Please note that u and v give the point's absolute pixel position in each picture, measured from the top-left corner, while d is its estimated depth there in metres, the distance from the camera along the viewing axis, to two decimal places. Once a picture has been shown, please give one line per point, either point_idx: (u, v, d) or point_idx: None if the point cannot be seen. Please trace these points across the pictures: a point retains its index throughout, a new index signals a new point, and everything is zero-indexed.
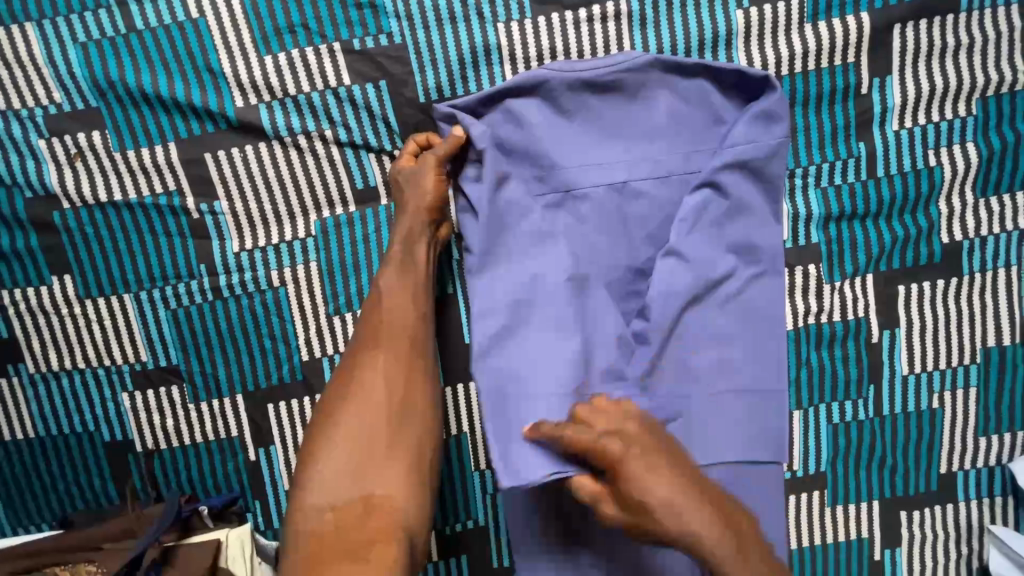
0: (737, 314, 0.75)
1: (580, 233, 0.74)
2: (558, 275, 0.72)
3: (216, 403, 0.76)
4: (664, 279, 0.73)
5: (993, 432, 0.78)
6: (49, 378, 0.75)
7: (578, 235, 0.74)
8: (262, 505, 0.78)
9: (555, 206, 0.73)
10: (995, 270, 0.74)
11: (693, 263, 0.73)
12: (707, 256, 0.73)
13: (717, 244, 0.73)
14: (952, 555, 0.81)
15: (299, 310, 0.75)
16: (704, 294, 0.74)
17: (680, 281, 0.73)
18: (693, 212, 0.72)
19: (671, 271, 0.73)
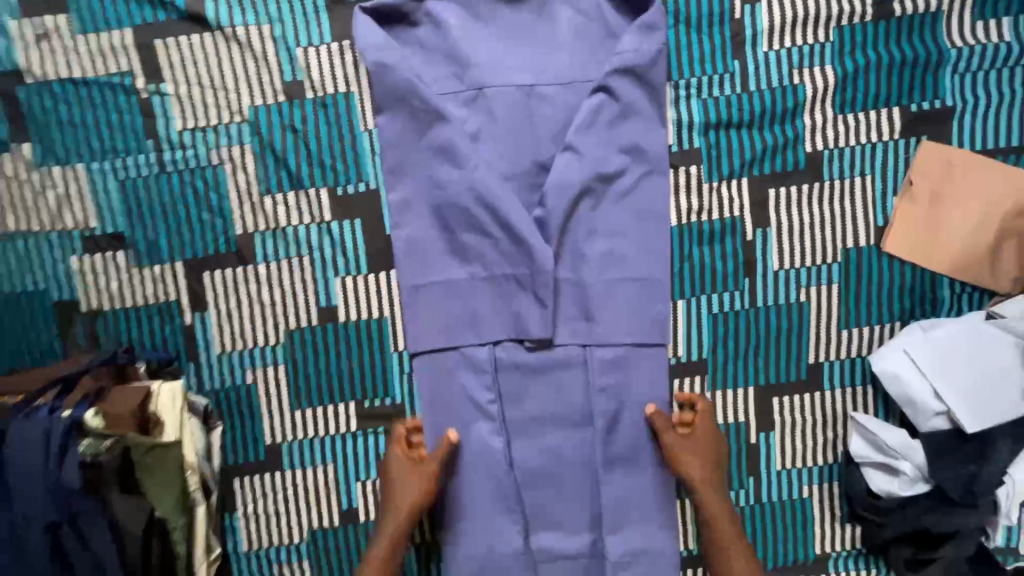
0: (628, 208, 0.85)
1: (490, 129, 0.83)
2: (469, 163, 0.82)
3: (158, 268, 0.84)
4: (561, 171, 0.82)
5: (855, 326, 0.88)
6: (5, 239, 0.83)
7: (488, 131, 0.83)
8: (196, 367, 0.86)
9: (467, 104, 0.83)
10: (852, 178, 0.85)
11: (587, 158, 0.82)
12: (602, 153, 0.83)
13: (611, 144, 0.83)
14: (819, 439, 0.91)
15: (235, 187, 0.83)
16: (598, 188, 0.84)
17: (575, 173, 0.82)
18: (589, 113, 0.82)
19: (568, 164, 0.82)
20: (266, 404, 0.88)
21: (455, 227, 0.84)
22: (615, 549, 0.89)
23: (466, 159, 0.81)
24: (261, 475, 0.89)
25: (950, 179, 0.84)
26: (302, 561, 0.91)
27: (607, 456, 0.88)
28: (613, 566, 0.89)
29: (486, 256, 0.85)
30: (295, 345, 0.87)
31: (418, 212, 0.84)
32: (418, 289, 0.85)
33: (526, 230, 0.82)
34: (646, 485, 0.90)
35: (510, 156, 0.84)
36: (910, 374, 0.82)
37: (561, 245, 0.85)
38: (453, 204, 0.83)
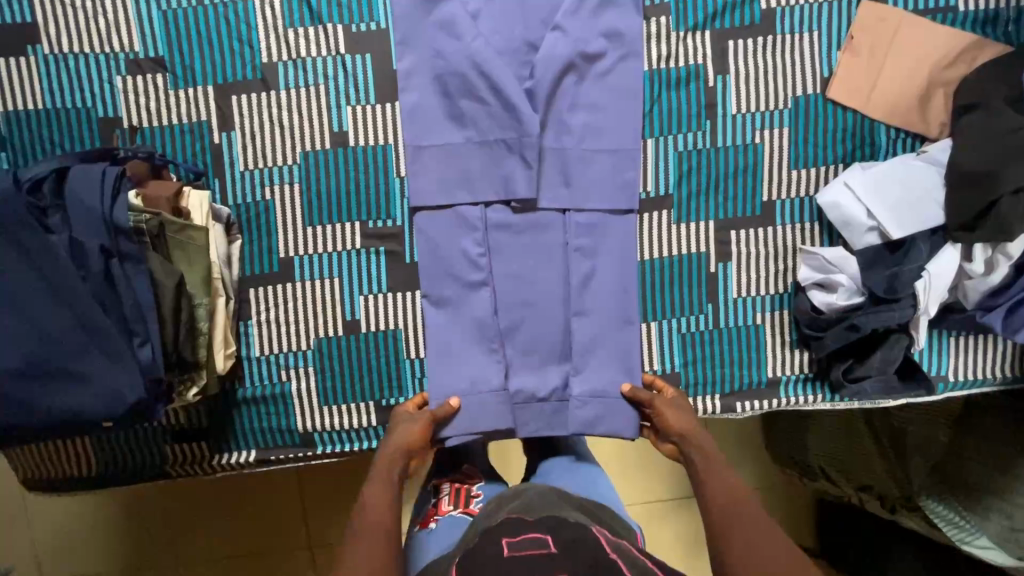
0: (606, 87, 0.98)
1: (487, 9, 0.96)
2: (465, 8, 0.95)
3: (192, 90, 0.96)
4: (549, 49, 0.96)
5: (804, 167, 1.00)
6: (58, 59, 0.94)
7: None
8: (221, 183, 0.97)
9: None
10: (801, 33, 0.98)
11: (572, 38, 0.96)
12: (584, 35, 0.96)
13: (593, 29, 0.96)
14: (772, 270, 1.02)
15: (262, 20, 0.95)
16: (581, 42, 0.96)
17: (560, 49, 0.96)
18: None
19: (556, 43, 0.96)
20: (280, 220, 0.99)
21: (454, 94, 0.96)
22: (579, 388, 1.01)
23: (464, 32, 0.94)
24: (274, 285, 1.00)
25: (886, 34, 0.97)
26: (308, 367, 1.02)
27: (578, 308, 1.01)
28: (576, 402, 1.01)
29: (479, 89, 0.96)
30: (309, 165, 0.98)
31: (422, 79, 0.96)
32: (420, 149, 0.97)
33: (516, 97, 0.95)
34: (615, 327, 1.01)
35: (504, 11, 0.96)
36: (847, 200, 0.94)
37: (547, 113, 0.98)
38: (453, 73, 0.95)
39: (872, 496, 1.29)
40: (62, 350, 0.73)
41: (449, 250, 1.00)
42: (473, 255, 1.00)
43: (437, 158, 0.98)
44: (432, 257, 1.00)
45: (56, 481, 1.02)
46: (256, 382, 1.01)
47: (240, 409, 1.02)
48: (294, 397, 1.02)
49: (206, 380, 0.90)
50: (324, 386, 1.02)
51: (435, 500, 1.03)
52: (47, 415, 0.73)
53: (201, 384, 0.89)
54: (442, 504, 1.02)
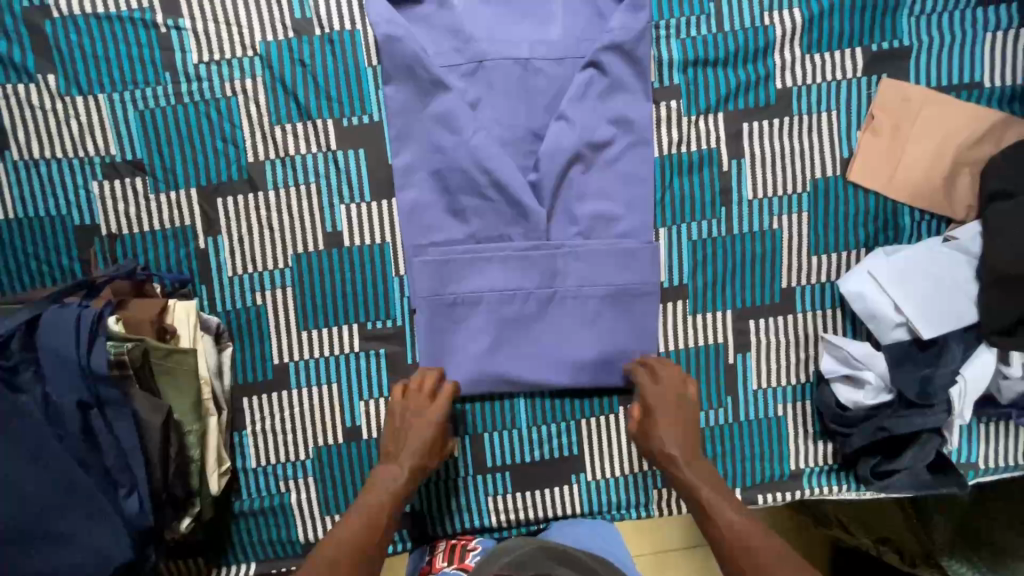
0: (614, 175, 0.92)
1: (489, 98, 0.91)
2: (463, 99, 0.90)
3: (174, 194, 0.90)
4: (554, 138, 0.90)
5: (824, 252, 0.95)
6: (29, 165, 0.88)
7: (485, 77, 0.91)
8: (208, 289, 0.91)
9: (469, 76, 0.90)
10: (819, 113, 0.93)
11: (578, 127, 0.90)
12: (590, 123, 0.91)
13: (600, 114, 0.91)
14: (793, 359, 0.97)
15: (247, 117, 0.89)
16: (588, 134, 0.91)
17: (567, 141, 0.90)
18: (582, 86, 0.90)
19: (561, 133, 0.90)
20: (273, 326, 0.93)
21: (455, 190, 0.91)
22: (597, 479, 0.98)
23: (463, 126, 0.89)
24: (269, 393, 0.94)
25: (908, 113, 0.92)
26: (307, 476, 0.96)
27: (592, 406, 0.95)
28: (596, 490, 0.98)
29: (481, 185, 0.90)
30: (302, 269, 0.92)
31: (420, 175, 0.91)
32: (420, 249, 0.91)
33: (521, 191, 0.89)
34: (630, 420, 0.98)
35: (509, 102, 0.91)
36: (872, 291, 0.89)
37: (553, 206, 0.92)
38: (454, 168, 0.90)
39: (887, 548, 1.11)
40: (43, 512, 0.67)
41: (452, 346, 0.92)
42: (479, 352, 0.92)
43: (436, 255, 0.91)
44: (431, 350, 0.92)
45: None
46: (254, 494, 0.96)
47: (237, 523, 0.96)
48: (294, 508, 0.96)
49: (201, 507, 0.85)
50: (325, 494, 0.96)
51: (430, 557, 0.93)
52: None
53: (194, 513, 0.84)
54: (437, 561, 0.91)
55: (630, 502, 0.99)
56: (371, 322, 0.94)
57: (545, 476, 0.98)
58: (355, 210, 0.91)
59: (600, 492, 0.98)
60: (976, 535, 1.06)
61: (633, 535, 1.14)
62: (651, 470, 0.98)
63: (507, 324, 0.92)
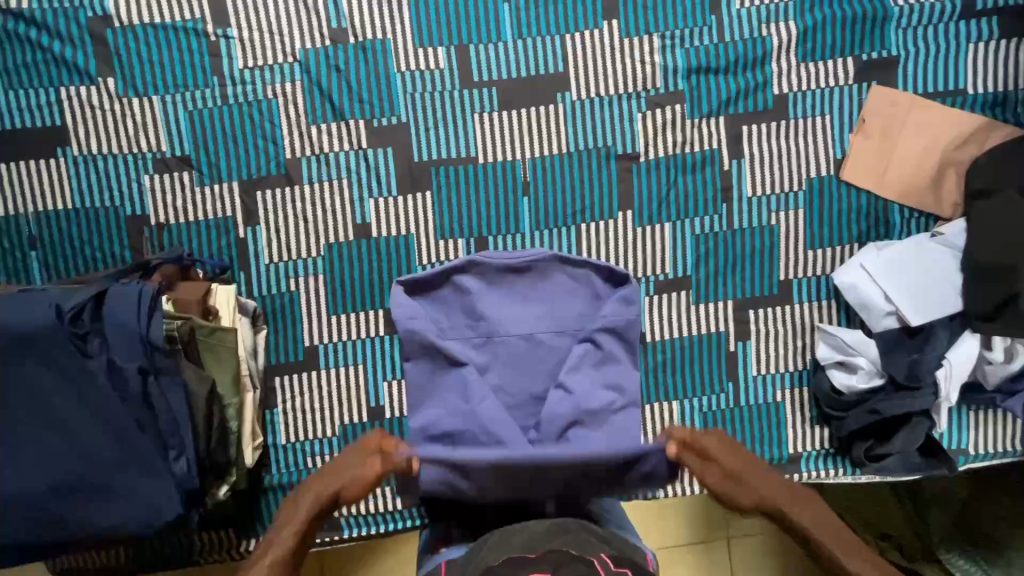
0: (606, 374, 0.93)
1: (502, 286, 0.97)
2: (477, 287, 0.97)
3: (217, 187, 0.98)
4: (557, 337, 0.95)
5: (819, 247, 1.01)
6: (88, 159, 0.96)
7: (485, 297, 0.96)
8: (246, 275, 0.99)
9: (473, 260, 0.96)
10: (814, 117, 1.00)
11: (577, 366, 0.92)
12: (590, 359, 0.93)
13: (595, 336, 0.94)
14: (791, 348, 1.03)
15: (286, 117, 0.97)
16: (583, 328, 0.94)
17: (567, 335, 0.95)
18: (585, 317, 0.96)
19: (562, 366, 0.93)
20: (305, 311, 1.00)
21: (471, 310, 0.96)
22: None
23: (476, 328, 0.95)
24: (300, 374, 1.01)
25: (897, 117, 0.99)
26: (333, 452, 1.02)
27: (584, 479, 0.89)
28: None
29: (489, 301, 0.96)
30: (333, 257, 0.99)
31: (437, 317, 0.96)
32: (433, 336, 0.93)
33: (526, 322, 0.95)
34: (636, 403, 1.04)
35: (517, 315, 0.95)
36: (863, 282, 0.95)
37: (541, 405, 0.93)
38: (466, 319, 0.96)
39: (891, 546, 1.13)
40: (103, 467, 0.74)
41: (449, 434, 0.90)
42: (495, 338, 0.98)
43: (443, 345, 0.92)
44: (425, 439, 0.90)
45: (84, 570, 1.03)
46: (282, 469, 1.02)
47: (266, 496, 1.02)
48: None
49: (236, 477, 0.91)
50: None
51: None
52: (86, 531, 0.75)
53: (231, 482, 0.90)
54: None
55: None
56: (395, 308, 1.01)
57: None
58: (382, 204, 0.99)
59: None
60: (975, 530, 1.09)
61: (645, 529, 1.15)
62: None
63: (520, 406, 0.93)
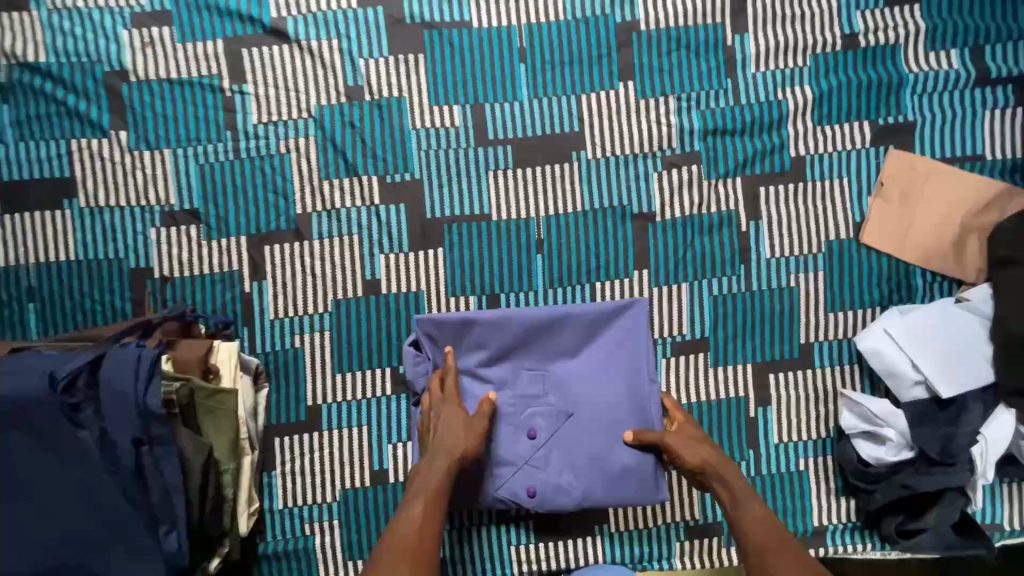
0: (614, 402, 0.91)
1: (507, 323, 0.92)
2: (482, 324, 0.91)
3: (225, 241, 0.95)
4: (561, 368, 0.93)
5: (840, 310, 0.99)
6: (94, 211, 0.95)
7: (496, 337, 0.91)
8: (249, 331, 0.96)
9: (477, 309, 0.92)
10: (831, 179, 0.99)
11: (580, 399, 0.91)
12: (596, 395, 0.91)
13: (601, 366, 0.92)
14: (814, 414, 0.99)
15: (298, 172, 0.96)
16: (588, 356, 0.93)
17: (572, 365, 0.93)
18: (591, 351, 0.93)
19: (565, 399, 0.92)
20: (309, 368, 0.97)
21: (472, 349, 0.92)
22: (619, 528, 0.98)
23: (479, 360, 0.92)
24: (300, 434, 0.97)
25: (915, 181, 0.98)
26: (332, 518, 0.97)
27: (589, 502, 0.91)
28: (620, 542, 0.98)
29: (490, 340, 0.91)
30: (340, 314, 0.97)
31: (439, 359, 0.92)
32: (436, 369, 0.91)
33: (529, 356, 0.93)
34: None
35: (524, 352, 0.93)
36: (888, 348, 0.92)
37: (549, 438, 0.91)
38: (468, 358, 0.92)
39: None
40: (91, 544, 0.70)
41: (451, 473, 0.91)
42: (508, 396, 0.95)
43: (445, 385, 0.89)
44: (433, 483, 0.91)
45: None
46: (278, 537, 0.96)
47: (260, 566, 0.96)
48: (317, 551, 0.97)
49: (229, 547, 0.86)
50: (349, 537, 0.97)
51: None
52: None
53: (222, 553, 0.86)
54: None
55: (652, 555, 0.98)
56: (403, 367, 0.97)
57: (571, 526, 0.98)
58: (393, 260, 0.97)
59: (624, 544, 0.98)
60: None
61: None
62: (675, 522, 0.99)
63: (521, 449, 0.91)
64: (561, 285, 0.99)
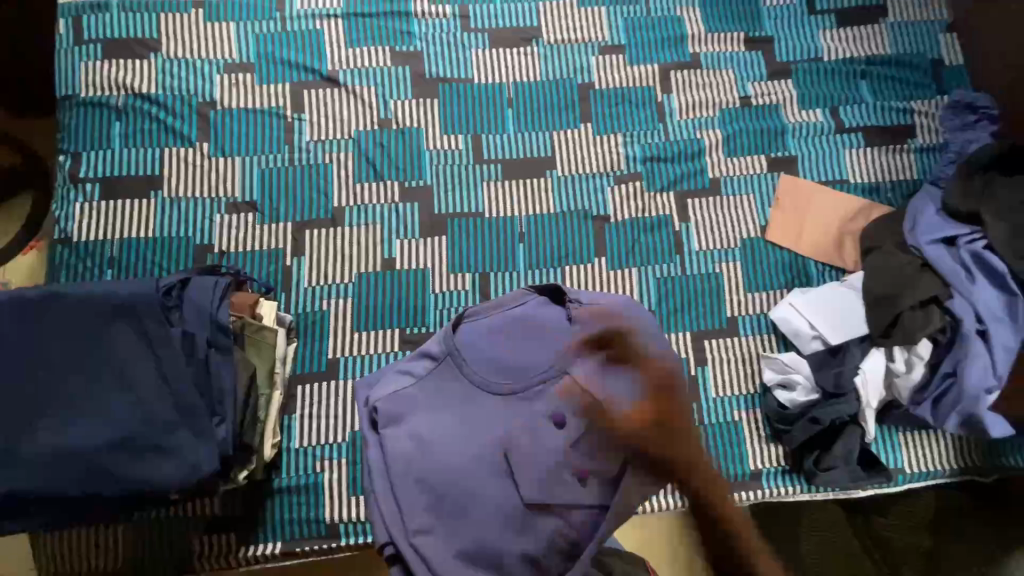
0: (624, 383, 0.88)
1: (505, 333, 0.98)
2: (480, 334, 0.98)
3: (275, 225, 1.22)
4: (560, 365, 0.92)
5: (755, 291, 1.26)
6: (174, 200, 1.21)
7: (494, 343, 0.97)
8: (287, 296, 1.19)
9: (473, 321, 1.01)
10: (740, 195, 1.32)
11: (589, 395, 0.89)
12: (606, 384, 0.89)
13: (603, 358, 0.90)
14: (743, 373, 1.22)
15: (337, 176, 1.26)
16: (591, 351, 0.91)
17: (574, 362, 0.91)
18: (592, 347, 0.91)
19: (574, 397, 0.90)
20: (333, 327, 1.18)
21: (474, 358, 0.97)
22: None
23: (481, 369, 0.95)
24: (320, 382, 1.16)
25: (802, 197, 1.31)
26: (341, 457, 1.13)
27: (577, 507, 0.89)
28: None
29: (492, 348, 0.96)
30: (361, 284, 1.21)
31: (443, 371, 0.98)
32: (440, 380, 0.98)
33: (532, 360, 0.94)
34: None
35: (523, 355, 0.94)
36: (792, 313, 1.19)
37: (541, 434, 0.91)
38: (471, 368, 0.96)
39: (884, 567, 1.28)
40: (158, 424, 0.86)
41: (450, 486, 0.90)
42: None
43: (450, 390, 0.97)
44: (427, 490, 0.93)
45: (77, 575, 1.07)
46: (291, 473, 1.12)
47: (273, 499, 1.10)
48: (325, 487, 1.12)
49: (254, 465, 1.01)
50: (354, 474, 1.12)
51: None
52: (128, 485, 0.85)
53: (250, 468, 1.00)
54: None
55: None
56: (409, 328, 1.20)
57: None
58: (406, 244, 1.23)
59: None
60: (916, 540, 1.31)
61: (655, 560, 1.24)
62: None
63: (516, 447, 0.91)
64: (538, 267, 1.26)
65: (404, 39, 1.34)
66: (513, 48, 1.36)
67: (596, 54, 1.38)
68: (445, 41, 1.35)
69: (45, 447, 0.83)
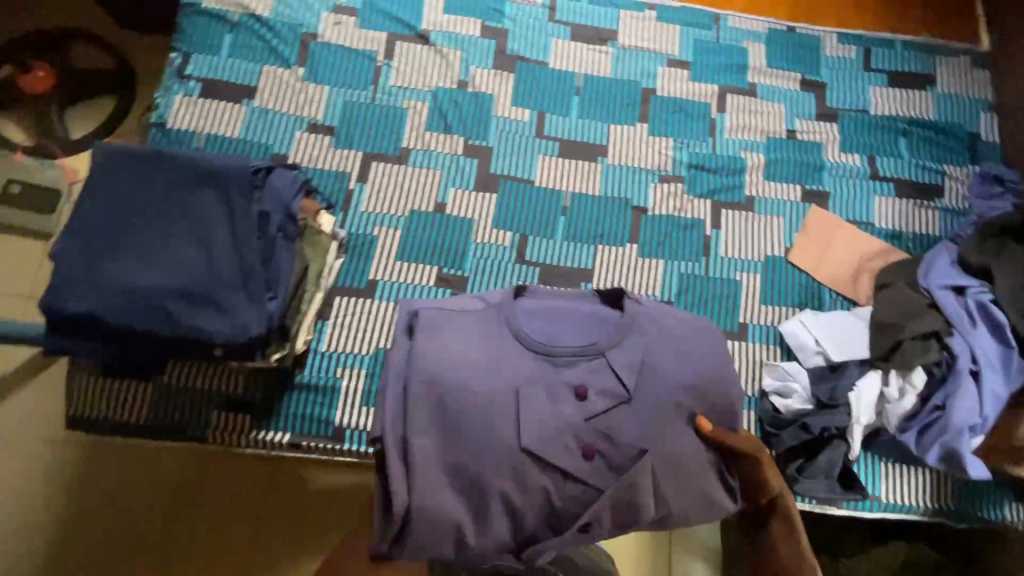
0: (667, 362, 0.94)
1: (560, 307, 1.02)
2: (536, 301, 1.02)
3: (346, 151, 1.33)
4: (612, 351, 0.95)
5: (769, 304, 1.35)
6: (262, 110, 1.33)
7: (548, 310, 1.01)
8: (343, 215, 1.29)
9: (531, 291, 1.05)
10: (772, 215, 1.41)
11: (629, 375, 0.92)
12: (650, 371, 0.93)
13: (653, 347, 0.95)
14: (746, 376, 1.30)
15: (411, 121, 1.37)
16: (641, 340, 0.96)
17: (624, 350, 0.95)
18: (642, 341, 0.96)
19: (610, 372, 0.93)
20: (378, 251, 1.28)
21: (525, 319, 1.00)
22: None
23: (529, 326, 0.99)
24: (357, 297, 1.25)
25: (828, 229, 1.40)
26: (361, 368, 1.21)
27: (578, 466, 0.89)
28: None
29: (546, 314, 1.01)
30: (412, 219, 1.31)
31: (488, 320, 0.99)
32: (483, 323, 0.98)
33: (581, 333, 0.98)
34: None
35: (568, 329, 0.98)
36: (799, 327, 1.28)
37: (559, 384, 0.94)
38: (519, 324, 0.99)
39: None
40: (221, 284, 0.96)
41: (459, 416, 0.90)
42: None
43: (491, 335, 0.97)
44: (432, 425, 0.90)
45: (100, 422, 1.15)
46: (314, 372, 1.20)
47: (291, 392, 1.18)
48: (341, 392, 1.19)
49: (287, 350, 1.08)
50: (370, 386, 1.20)
51: None
52: (184, 330, 0.93)
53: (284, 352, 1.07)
54: None
55: None
56: (445, 268, 1.29)
57: None
58: (459, 193, 1.34)
59: None
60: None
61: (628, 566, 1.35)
62: None
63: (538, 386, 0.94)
64: (574, 240, 1.35)
65: (495, 17, 1.47)
66: (591, 45, 1.49)
67: (663, 65, 1.50)
68: (530, 25, 1.48)
69: (121, 280, 0.93)
